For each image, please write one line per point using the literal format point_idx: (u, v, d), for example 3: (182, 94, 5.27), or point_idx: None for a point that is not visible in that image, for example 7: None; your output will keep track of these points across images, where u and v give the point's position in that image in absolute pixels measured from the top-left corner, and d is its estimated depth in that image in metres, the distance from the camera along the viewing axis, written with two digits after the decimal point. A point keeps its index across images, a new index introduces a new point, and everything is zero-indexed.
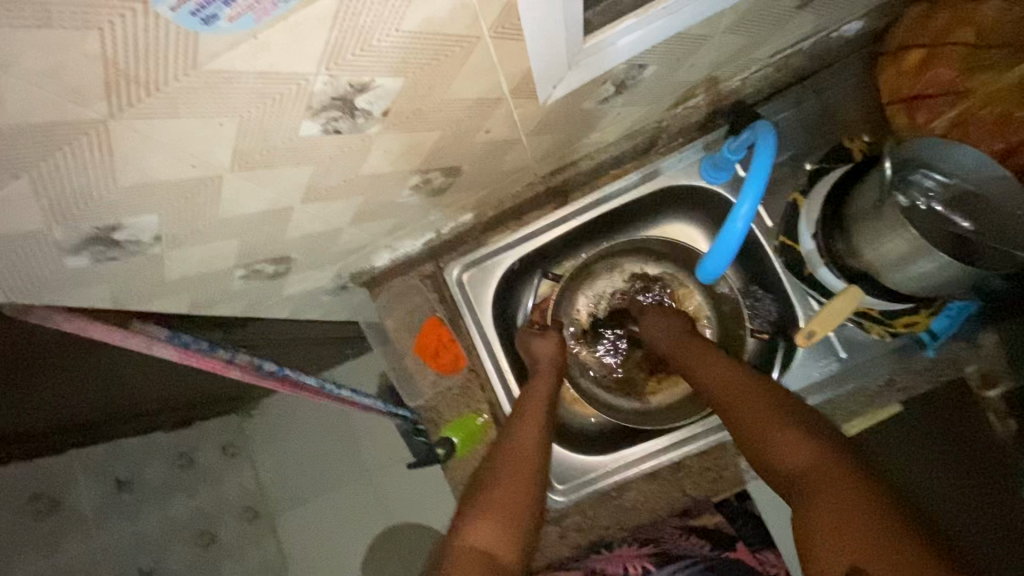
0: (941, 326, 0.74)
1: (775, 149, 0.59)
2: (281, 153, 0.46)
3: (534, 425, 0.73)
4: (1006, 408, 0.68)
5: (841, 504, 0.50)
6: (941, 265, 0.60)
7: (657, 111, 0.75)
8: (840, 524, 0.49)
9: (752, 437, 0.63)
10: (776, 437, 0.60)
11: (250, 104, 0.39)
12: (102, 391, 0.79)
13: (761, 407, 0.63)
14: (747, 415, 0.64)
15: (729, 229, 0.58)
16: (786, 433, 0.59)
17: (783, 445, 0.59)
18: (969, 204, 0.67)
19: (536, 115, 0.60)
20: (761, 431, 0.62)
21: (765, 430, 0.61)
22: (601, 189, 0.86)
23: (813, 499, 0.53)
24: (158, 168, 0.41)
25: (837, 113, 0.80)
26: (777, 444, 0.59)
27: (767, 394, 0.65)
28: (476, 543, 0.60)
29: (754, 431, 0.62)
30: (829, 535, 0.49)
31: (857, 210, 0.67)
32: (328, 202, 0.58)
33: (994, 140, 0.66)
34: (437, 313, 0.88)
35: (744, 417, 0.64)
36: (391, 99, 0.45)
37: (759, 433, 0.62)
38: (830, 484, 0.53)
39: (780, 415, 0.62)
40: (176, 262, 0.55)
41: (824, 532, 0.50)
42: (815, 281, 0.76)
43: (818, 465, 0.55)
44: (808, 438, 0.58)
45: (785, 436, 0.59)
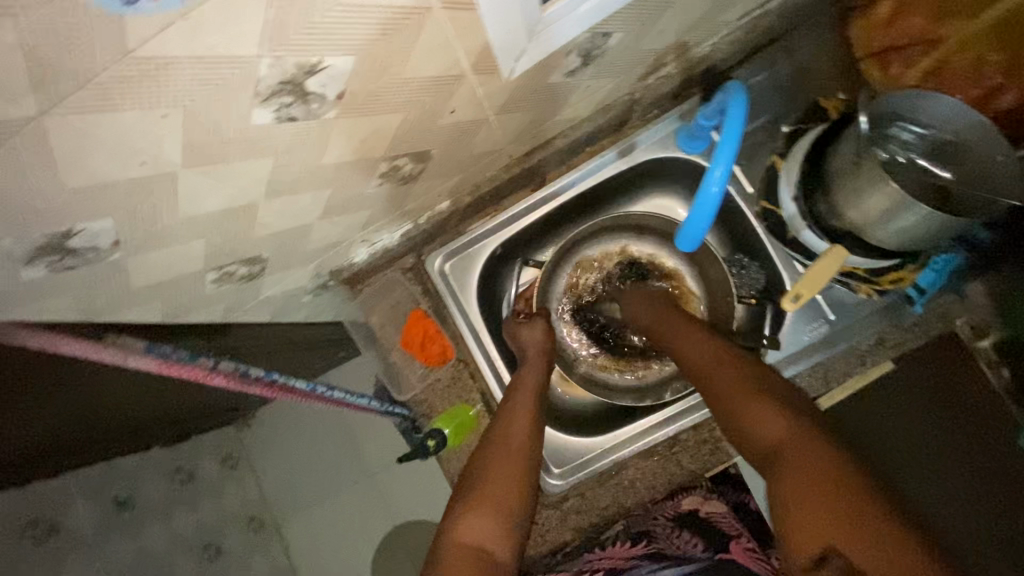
0: (928, 280, 0.72)
1: (747, 114, 0.57)
2: (235, 145, 0.44)
3: (526, 416, 0.71)
4: (999, 356, 0.70)
5: (832, 488, 0.51)
6: (924, 217, 0.59)
7: (628, 81, 0.74)
8: (828, 509, 0.50)
9: (732, 410, 0.62)
10: (756, 413, 0.59)
11: (193, 92, 0.37)
12: (87, 411, 0.78)
13: (735, 377, 0.64)
14: (729, 387, 0.63)
15: (705, 196, 0.57)
16: (767, 410, 0.59)
17: (762, 422, 0.59)
18: (949, 153, 0.66)
19: (501, 92, 0.58)
20: (742, 405, 0.61)
21: (742, 400, 0.61)
22: (579, 167, 0.84)
23: (791, 471, 0.54)
24: (103, 166, 0.39)
25: (811, 72, 0.78)
26: (751, 413, 0.60)
27: (738, 364, 0.65)
28: (468, 539, 0.59)
29: (735, 403, 0.62)
30: (816, 514, 0.50)
31: (838, 168, 0.65)
32: (293, 196, 0.56)
33: (971, 87, 0.65)
34: (421, 305, 0.87)
35: (727, 387, 0.63)
36: (344, 81, 0.43)
37: (741, 406, 0.61)
38: (811, 459, 0.54)
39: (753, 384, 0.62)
40: (143, 267, 0.54)
41: (813, 519, 0.50)
42: (800, 244, 0.75)
43: (799, 442, 0.56)
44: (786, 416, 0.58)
45: (760, 407, 0.60)
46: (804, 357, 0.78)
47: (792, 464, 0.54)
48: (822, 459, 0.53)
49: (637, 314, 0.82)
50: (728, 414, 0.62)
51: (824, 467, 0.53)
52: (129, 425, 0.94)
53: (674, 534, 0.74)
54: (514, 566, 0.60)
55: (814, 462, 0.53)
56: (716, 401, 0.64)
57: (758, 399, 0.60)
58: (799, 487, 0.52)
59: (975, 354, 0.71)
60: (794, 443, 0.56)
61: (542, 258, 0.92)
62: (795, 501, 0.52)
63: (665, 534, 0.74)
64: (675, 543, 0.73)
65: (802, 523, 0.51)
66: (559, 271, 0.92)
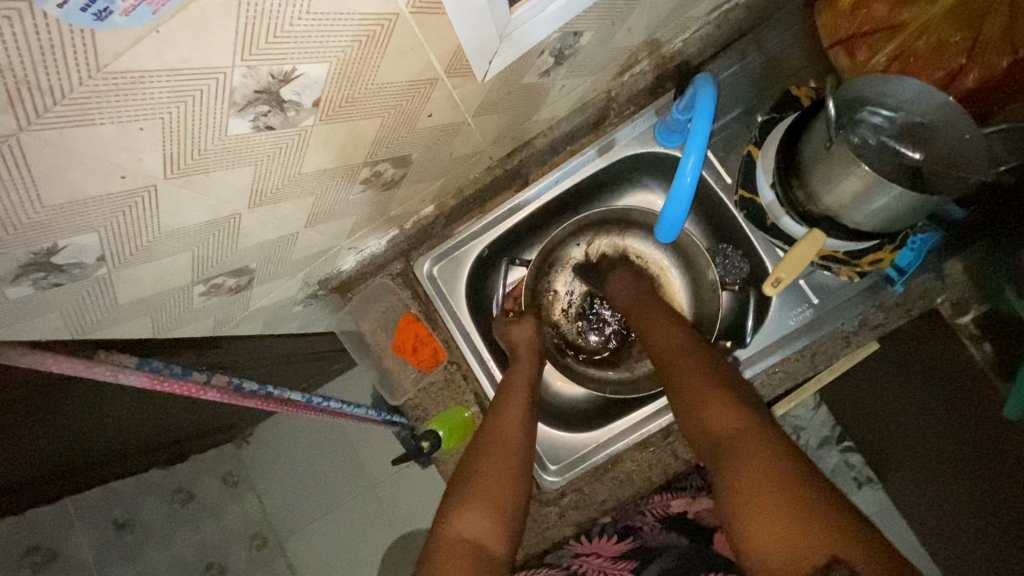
0: (906, 261, 0.73)
1: (715, 104, 0.58)
2: (214, 155, 0.45)
3: (517, 412, 0.72)
4: (980, 331, 0.68)
5: (786, 477, 0.49)
6: (896, 197, 0.60)
7: (603, 80, 0.76)
8: (778, 495, 0.48)
9: (694, 409, 0.62)
10: (716, 409, 0.59)
11: (169, 103, 0.38)
12: (84, 434, 0.78)
13: (700, 376, 0.64)
14: (691, 388, 0.63)
15: (679, 185, 0.58)
16: (725, 406, 0.59)
17: (721, 416, 0.58)
18: (917, 134, 0.68)
19: (476, 94, 0.59)
20: (702, 402, 0.61)
21: (704, 398, 0.61)
22: (560, 167, 0.85)
23: (746, 466, 0.52)
24: (84, 181, 0.40)
25: (782, 62, 0.80)
26: (710, 411, 0.60)
27: (704, 363, 0.65)
28: (463, 532, 0.59)
29: (695, 401, 0.62)
30: (772, 505, 0.48)
31: (810, 154, 0.67)
32: (277, 204, 0.57)
33: (934, 69, 0.67)
34: (411, 309, 0.88)
35: (689, 386, 0.64)
36: (320, 88, 0.44)
37: (702, 404, 0.61)
38: (767, 455, 0.52)
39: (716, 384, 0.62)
40: (130, 282, 0.54)
41: (764, 514, 0.48)
42: (780, 231, 0.76)
43: (753, 437, 0.55)
44: (743, 411, 0.58)
45: (720, 405, 0.59)
46: (790, 342, 0.79)
47: (745, 456, 0.53)
48: (776, 451, 0.52)
49: (620, 293, 0.84)
50: (690, 412, 0.62)
51: (776, 458, 0.51)
52: (127, 446, 0.94)
53: (661, 531, 0.72)
54: (507, 558, 0.61)
55: (769, 451, 0.52)
56: (680, 400, 0.64)
57: (721, 398, 0.60)
58: (753, 477, 0.51)
59: (956, 330, 0.70)
60: (748, 437, 0.55)
61: (528, 258, 0.93)
62: (747, 489, 0.50)
63: (651, 531, 0.72)
64: (662, 537, 0.70)
65: (755, 511, 0.49)
66: (545, 270, 0.94)
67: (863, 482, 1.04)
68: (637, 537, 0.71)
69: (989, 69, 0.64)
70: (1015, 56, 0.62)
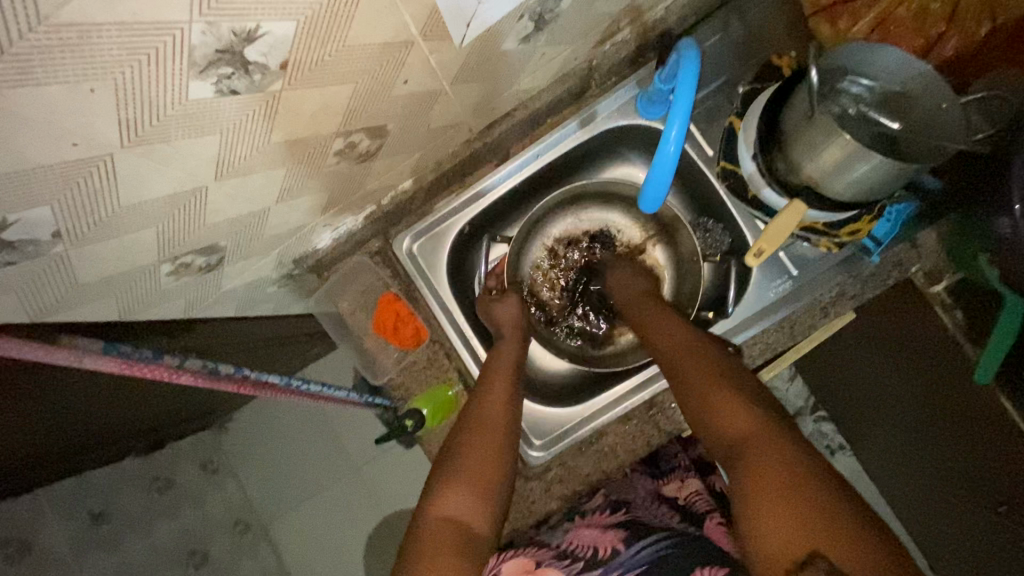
0: (882, 231, 0.75)
1: (699, 73, 0.57)
2: (175, 122, 0.42)
3: (501, 393, 0.71)
4: (953, 298, 0.69)
5: (799, 484, 0.50)
6: (876, 165, 0.60)
7: (584, 49, 0.74)
8: (781, 500, 0.49)
9: (702, 406, 0.62)
10: (725, 409, 0.60)
11: (121, 63, 0.35)
12: (53, 424, 0.75)
13: (706, 374, 0.64)
14: (698, 384, 0.64)
15: (663, 154, 0.57)
16: (735, 406, 0.59)
17: (730, 416, 0.59)
18: (895, 104, 0.68)
19: (454, 61, 0.57)
20: (711, 402, 0.61)
21: (714, 396, 0.61)
22: (540, 140, 0.83)
23: (757, 470, 0.53)
24: (31, 149, 0.37)
25: (763, 31, 0.79)
26: (720, 409, 0.60)
27: (709, 360, 0.66)
28: (446, 513, 0.59)
29: (705, 396, 0.62)
30: (783, 509, 0.49)
31: (792, 125, 0.66)
32: (246, 177, 0.54)
33: (915, 38, 0.67)
34: (391, 288, 0.85)
35: (697, 384, 0.64)
36: (287, 49, 0.42)
37: (709, 401, 0.61)
38: (780, 458, 0.53)
39: (722, 383, 0.62)
40: (91, 260, 0.51)
41: (778, 518, 0.48)
42: (761, 203, 0.76)
43: (763, 439, 0.55)
44: (753, 411, 0.59)
45: (731, 404, 0.60)
46: (770, 313, 0.80)
47: (755, 458, 0.54)
48: (788, 455, 0.53)
49: (624, 285, 0.84)
50: (700, 410, 0.62)
51: (791, 462, 0.52)
52: (99, 435, 0.91)
53: (652, 509, 0.73)
54: (492, 536, 0.61)
55: (776, 454, 0.53)
56: (688, 397, 0.64)
57: (730, 396, 0.60)
58: (759, 478, 0.52)
59: (929, 299, 0.70)
60: (759, 438, 0.55)
61: (510, 235, 0.92)
62: (751, 487, 0.52)
63: (643, 508, 0.73)
64: (652, 515, 0.71)
65: (756, 509, 0.50)
66: (527, 247, 0.93)
67: (835, 449, 1.08)
68: (630, 514, 0.71)
69: (968, 37, 0.65)
70: (995, 23, 0.63)
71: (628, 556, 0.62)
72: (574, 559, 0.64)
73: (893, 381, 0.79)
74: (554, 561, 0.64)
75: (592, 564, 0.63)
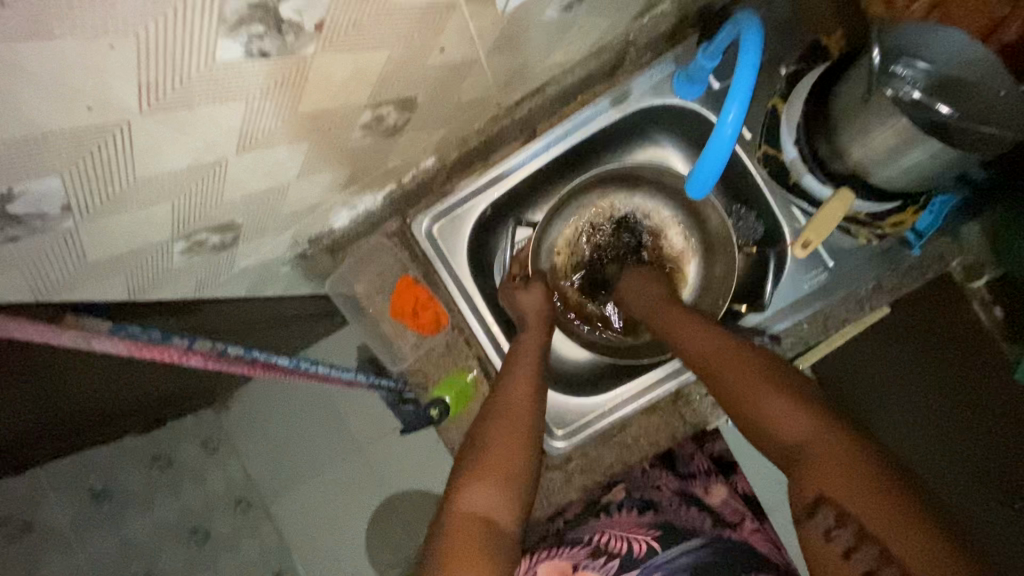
0: (926, 223, 0.72)
1: (760, 50, 0.53)
2: (199, 87, 0.38)
3: (527, 383, 0.69)
4: (994, 296, 0.67)
5: (865, 487, 0.49)
6: (934, 154, 0.57)
7: (623, 21, 0.69)
8: (863, 515, 0.48)
9: (752, 410, 0.59)
10: (777, 412, 0.57)
11: (144, 15, 0.31)
12: (55, 404, 0.72)
13: (747, 375, 0.61)
14: (741, 387, 0.61)
15: (717, 137, 0.53)
16: (786, 409, 0.57)
17: (782, 419, 0.57)
18: (951, 90, 0.64)
19: (493, 29, 0.53)
20: (759, 406, 0.59)
21: (761, 400, 0.59)
22: (571, 118, 0.79)
23: (819, 479, 0.52)
24: (41, 111, 0.33)
25: (810, 8, 0.75)
26: (771, 414, 0.58)
27: (749, 359, 0.63)
28: (474, 509, 0.57)
29: (751, 400, 0.60)
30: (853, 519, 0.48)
31: (843, 109, 0.63)
32: (268, 149, 0.50)
33: (977, 18, 0.63)
34: (409, 272, 0.82)
35: (740, 387, 0.61)
36: (324, 7, 0.38)
37: (760, 406, 0.59)
38: (841, 461, 0.51)
39: (767, 383, 0.60)
40: (101, 236, 0.48)
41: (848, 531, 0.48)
42: (801, 191, 0.73)
43: (820, 442, 0.54)
44: (811, 413, 0.56)
45: (779, 406, 0.57)
46: (802, 306, 0.78)
47: (823, 467, 0.52)
48: (846, 455, 0.52)
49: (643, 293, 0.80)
50: (747, 412, 0.60)
51: (851, 465, 0.51)
52: (102, 414, 0.88)
53: (682, 509, 0.73)
54: (519, 532, 0.59)
55: (839, 462, 0.51)
56: (731, 399, 0.62)
57: (778, 399, 0.58)
58: (832, 488, 0.50)
59: (969, 295, 0.69)
60: (815, 443, 0.54)
61: (535, 220, 0.88)
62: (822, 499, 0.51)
63: (673, 507, 0.73)
64: (685, 515, 0.72)
65: (829, 528, 0.50)
66: (549, 234, 0.88)
67: None
68: (660, 515, 0.72)
69: None
70: None
71: (666, 559, 0.66)
72: (609, 555, 0.67)
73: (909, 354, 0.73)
74: (590, 561, 0.67)
75: (628, 559, 0.66)
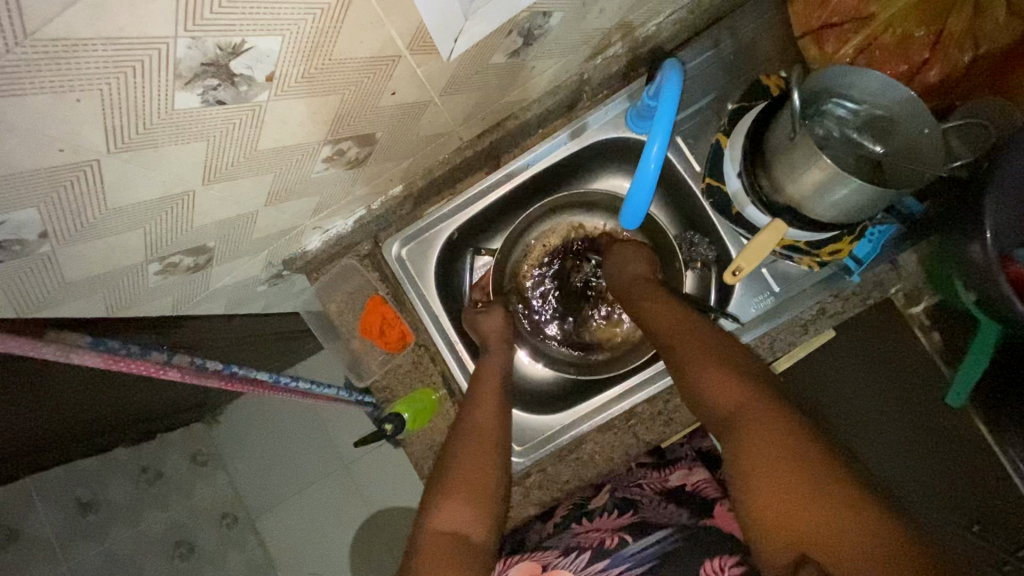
0: (863, 251, 0.75)
1: (680, 90, 0.59)
2: (162, 130, 0.43)
3: (494, 402, 0.73)
4: (931, 321, 0.74)
5: (791, 451, 0.50)
6: (856, 189, 0.61)
7: (576, 62, 0.75)
8: (785, 473, 0.49)
9: (695, 384, 0.63)
10: (716, 377, 0.61)
11: (107, 74, 0.36)
12: (43, 416, 0.76)
13: (699, 350, 0.65)
14: (692, 358, 0.65)
15: (644, 171, 0.59)
16: (725, 378, 0.60)
17: (718, 387, 0.60)
18: (879, 127, 0.68)
19: (442, 73, 0.58)
20: (702, 376, 0.62)
21: (704, 371, 0.62)
22: (529, 151, 0.85)
23: (749, 438, 0.54)
24: (18, 154, 0.37)
25: (754, 51, 0.80)
26: (711, 382, 0.61)
27: (707, 337, 0.66)
28: (446, 524, 0.60)
29: (697, 370, 0.63)
30: (773, 474, 0.50)
31: (775, 146, 0.68)
32: (233, 181, 0.55)
33: (899, 63, 0.68)
34: (379, 291, 0.87)
35: (691, 360, 0.65)
36: (273, 62, 0.43)
37: (702, 378, 0.62)
38: (766, 425, 0.54)
39: (718, 360, 0.63)
40: (76, 259, 0.52)
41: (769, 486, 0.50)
42: (743, 220, 0.78)
43: (753, 408, 0.56)
44: (746, 382, 0.59)
45: (719, 376, 0.61)
46: (753, 327, 0.80)
47: (753, 427, 0.54)
48: (777, 420, 0.54)
49: (624, 268, 0.83)
50: (693, 385, 0.63)
51: (781, 426, 0.53)
52: (86, 427, 0.91)
53: (661, 503, 0.70)
54: (492, 547, 0.61)
55: (766, 426, 0.54)
56: (681, 373, 0.66)
57: (722, 367, 0.61)
58: (755, 453, 0.52)
59: (909, 320, 0.75)
60: (748, 408, 0.56)
61: (493, 247, 0.92)
62: (750, 463, 0.52)
63: (651, 503, 0.71)
64: (661, 508, 0.69)
65: (753, 484, 0.51)
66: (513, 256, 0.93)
67: None
68: (637, 511, 0.70)
69: (950, 64, 0.66)
70: (976, 51, 0.65)
71: (632, 551, 0.62)
72: (580, 556, 0.64)
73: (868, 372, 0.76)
74: (560, 561, 0.64)
75: (598, 555, 0.64)
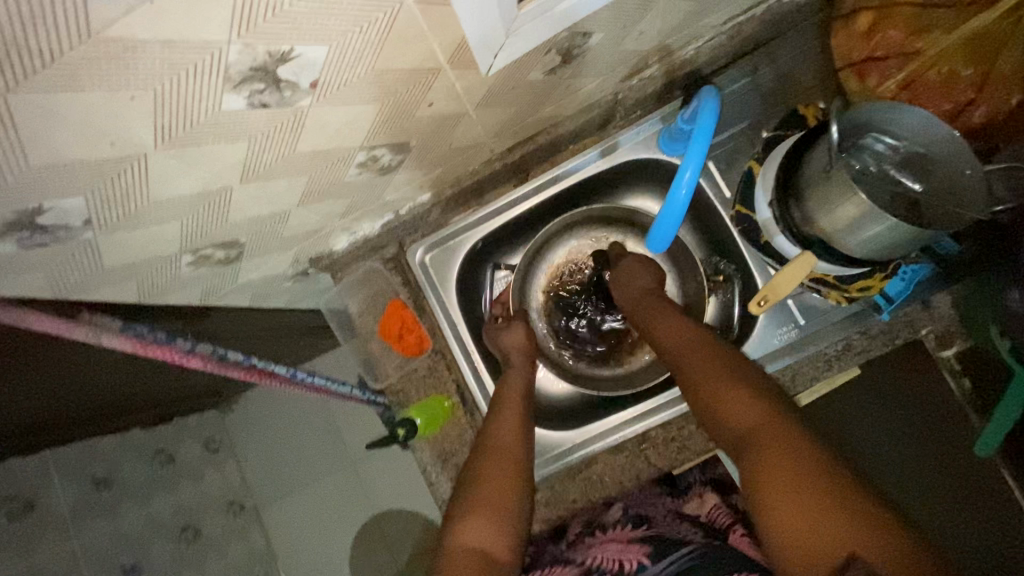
0: (895, 289, 0.73)
1: (718, 112, 0.58)
2: (207, 128, 0.44)
3: (513, 419, 0.73)
4: (962, 365, 0.72)
5: (816, 469, 0.50)
6: (890, 227, 0.60)
7: (611, 82, 0.75)
8: (806, 497, 0.48)
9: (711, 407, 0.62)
10: (733, 399, 0.60)
11: (161, 74, 0.37)
12: (67, 393, 0.78)
13: (713, 370, 0.64)
14: (705, 380, 0.64)
15: (677, 195, 0.58)
16: (741, 399, 0.60)
17: (735, 408, 0.60)
18: (917, 165, 0.67)
19: (479, 87, 0.59)
20: (717, 397, 0.62)
21: (722, 394, 0.62)
22: (561, 165, 0.86)
23: (768, 457, 0.53)
24: (71, 144, 0.39)
25: (791, 81, 0.79)
26: (728, 404, 0.60)
27: (717, 355, 0.66)
28: (472, 542, 0.59)
29: (711, 393, 0.62)
30: (791, 498, 0.49)
31: (809, 177, 0.66)
32: (268, 181, 0.56)
33: (944, 101, 0.67)
34: (400, 296, 0.90)
35: (705, 380, 0.64)
36: (318, 69, 0.44)
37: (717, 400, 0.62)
38: (784, 445, 0.53)
39: (732, 380, 0.62)
40: (116, 246, 0.54)
41: (790, 509, 0.48)
42: (772, 249, 0.76)
43: (770, 428, 0.56)
44: (763, 403, 0.58)
45: (735, 397, 0.60)
46: (775, 359, 0.79)
47: (770, 450, 0.53)
48: (794, 442, 0.53)
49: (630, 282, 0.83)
50: (711, 407, 0.62)
51: (800, 448, 0.52)
52: (107, 407, 0.93)
53: (676, 522, 0.69)
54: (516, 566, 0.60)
55: (784, 447, 0.53)
56: (694, 394, 0.65)
57: (739, 390, 0.61)
58: (773, 472, 0.51)
59: (940, 363, 0.73)
60: (765, 427, 0.56)
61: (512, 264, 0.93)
62: (767, 483, 0.51)
63: (665, 521, 0.70)
64: (676, 527, 0.68)
65: (775, 511, 0.49)
66: (534, 269, 0.94)
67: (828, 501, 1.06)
68: (652, 527, 0.68)
69: (995, 107, 0.65)
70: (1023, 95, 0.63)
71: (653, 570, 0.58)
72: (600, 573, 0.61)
73: (903, 412, 0.73)
74: None
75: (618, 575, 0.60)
